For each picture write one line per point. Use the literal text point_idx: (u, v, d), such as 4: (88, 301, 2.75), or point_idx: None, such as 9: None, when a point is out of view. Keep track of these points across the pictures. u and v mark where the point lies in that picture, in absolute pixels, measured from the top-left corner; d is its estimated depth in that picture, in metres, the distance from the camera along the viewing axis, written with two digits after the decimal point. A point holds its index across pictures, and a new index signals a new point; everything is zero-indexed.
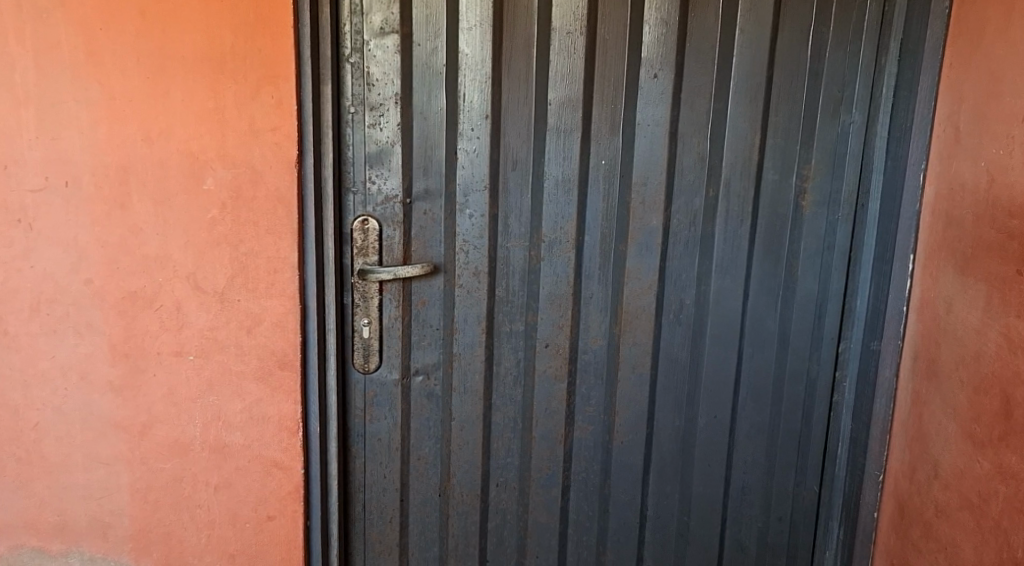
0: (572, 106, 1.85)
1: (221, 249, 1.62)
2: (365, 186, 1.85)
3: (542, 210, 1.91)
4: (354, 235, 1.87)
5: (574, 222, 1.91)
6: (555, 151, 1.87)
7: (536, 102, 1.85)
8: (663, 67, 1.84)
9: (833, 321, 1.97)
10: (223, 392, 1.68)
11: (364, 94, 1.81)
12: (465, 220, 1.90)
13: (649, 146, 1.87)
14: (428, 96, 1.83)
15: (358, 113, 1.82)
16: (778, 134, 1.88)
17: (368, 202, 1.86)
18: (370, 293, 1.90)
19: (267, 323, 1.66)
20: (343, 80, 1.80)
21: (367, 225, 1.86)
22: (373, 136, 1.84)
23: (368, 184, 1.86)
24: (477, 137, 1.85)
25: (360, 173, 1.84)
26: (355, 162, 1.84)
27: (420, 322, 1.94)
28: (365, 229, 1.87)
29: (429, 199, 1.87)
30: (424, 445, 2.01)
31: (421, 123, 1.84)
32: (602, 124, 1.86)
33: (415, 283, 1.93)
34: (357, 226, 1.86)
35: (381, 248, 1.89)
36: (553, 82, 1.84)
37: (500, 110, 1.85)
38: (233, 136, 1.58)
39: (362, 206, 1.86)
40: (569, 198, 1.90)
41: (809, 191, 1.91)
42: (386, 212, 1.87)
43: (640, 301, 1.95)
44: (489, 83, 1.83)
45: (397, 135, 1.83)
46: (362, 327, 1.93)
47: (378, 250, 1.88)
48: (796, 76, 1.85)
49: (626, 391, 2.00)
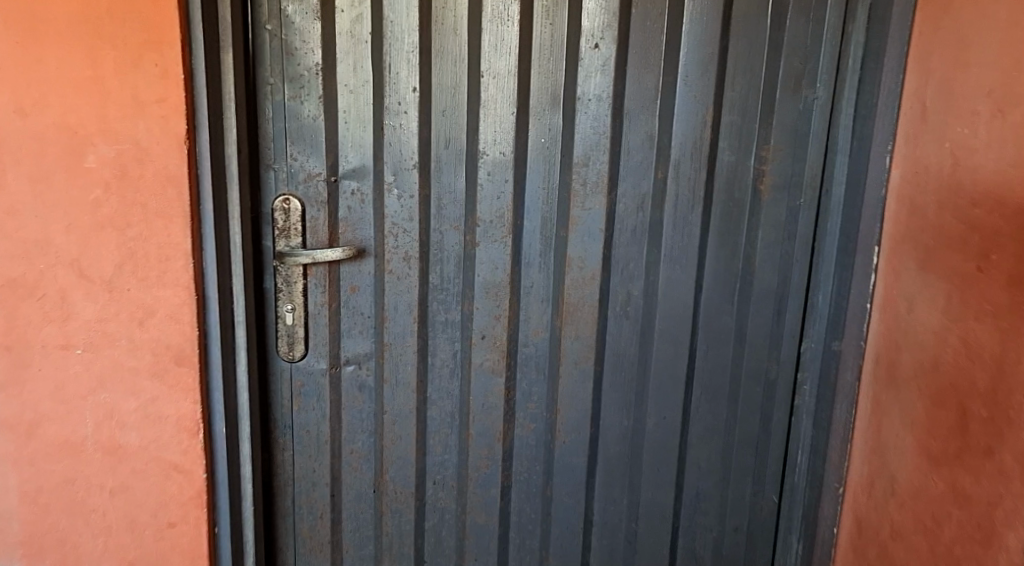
0: (507, 78, 1.71)
1: (107, 233, 1.46)
2: (287, 163, 1.77)
3: (476, 190, 1.78)
4: (275, 216, 1.79)
5: (511, 205, 1.78)
6: (489, 129, 1.74)
7: (468, 74, 1.72)
8: (605, 36, 1.67)
9: (794, 317, 1.80)
10: (115, 389, 1.53)
11: (284, 66, 1.72)
12: (394, 202, 1.80)
13: (591, 124, 1.72)
14: (354, 67, 1.72)
15: (280, 85, 1.73)
16: (733, 111, 1.70)
17: (291, 180, 1.78)
18: (294, 277, 1.83)
19: (161, 315, 1.51)
20: (263, 52, 1.71)
21: (288, 205, 1.78)
22: (297, 111, 1.74)
23: (293, 163, 1.77)
24: (405, 112, 1.75)
25: (282, 150, 1.76)
26: (278, 139, 1.76)
27: (351, 308, 1.87)
28: (290, 211, 1.79)
29: (357, 178, 1.79)
30: (358, 437, 1.93)
31: (346, 97, 1.74)
32: (542, 99, 1.72)
33: (344, 266, 1.85)
34: (278, 206, 1.78)
35: (306, 229, 1.81)
36: (486, 52, 1.71)
37: (428, 82, 1.73)
38: (115, 108, 1.42)
39: (286, 184, 1.78)
40: (505, 181, 1.77)
41: (768, 174, 1.73)
42: (312, 193, 1.79)
43: (583, 290, 1.81)
44: (417, 53, 1.71)
45: (322, 109, 1.74)
46: (282, 313, 1.84)
47: (303, 231, 1.81)
48: (754, 46, 1.67)
49: (568, 387, 1.87)
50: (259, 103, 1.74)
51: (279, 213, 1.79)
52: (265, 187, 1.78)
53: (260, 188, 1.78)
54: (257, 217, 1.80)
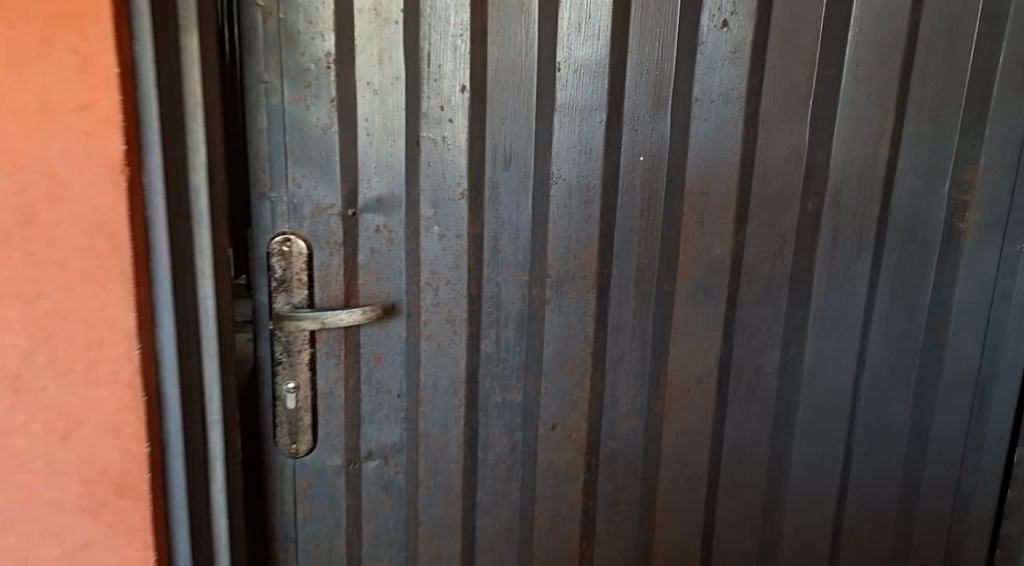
0: (593, 72, 1.23)
1: (7, 306, 0.99)
2: (289, 189, 1.29)
3: (547, 226, 1.29)
4: (272, 261, 1.32)
5: (594, 247, 1.29)
6: (565, 143, 1.26)
7: (539, 68, 1.24)
8: (737, 10, 1.19)
9: (999, 411, 1.34)
10: (28, 531, 1.05)
11: (283, 56, 1.24)
12: (433, 242, 1.32)
13: (711, 136, 1.23)
14: (379, 58, 1.25)
15: (277, 83, 1.25)
16: (923, 116, 1.22)
17: (295, 213, 1.30)
18: (299, 345, 1.34)
19: (92, 426, 1.04)
20: (254, 39, 1.24)
21: (290, 247, 1.30)
22: (302, 119, 1.27)
23: (296, 190, 1.29)
24: (449, 121, 1.27)
25: (281, 171, 1.29)
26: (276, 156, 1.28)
27: (375, 384, 1.38)
28: (294, 255, 1.31)
29: (384, 210, 1.31)
30: (384, 554, 1.43)
31: (370, 99, 1.26)
32: (641, 101, 1.23)
33: (367, 330, 1.36)
34: (276, 249, 1.31)
35: (316, 278, 1.33)
36: (563, 35, 1.22)
37: (483, 78, 1.25)
38: (14, 120, 0.95)
39: (287, 217, 1.30)
40: (586, 216, 1.28)
41: (971, 208, 1.25)
42: (322, 230, 1.31)
43: (694, 366, 1.31)
44: (468, 37, 1.23)
45: (337, 115, 1.27)
46: (281, 392, 1.36)
47: (311, 281, 1.33)
48: (962, 22, 1.19)
49: (669, 494, 1.38)
50: (249, 107, 1.26)
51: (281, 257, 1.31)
52: (259, 222, 1.30)
53: (252, 224, 1.31)
54: (248, 264, 1.33)
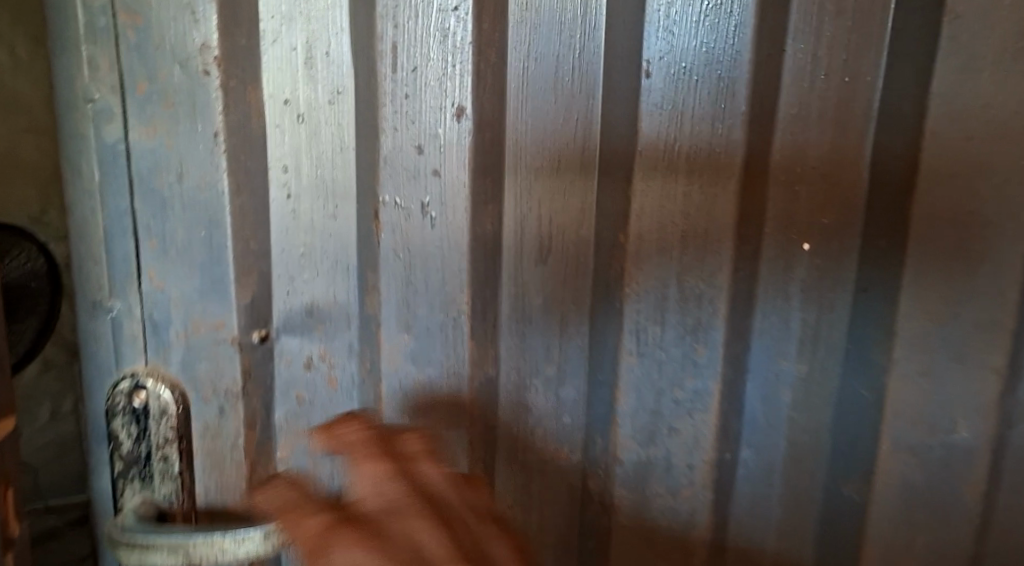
0: (725, 85, 0.65)
1: None
2: (146, 291, 0.70)
3: (618, 375, 0.71)
4: (120, 424, 0.71)
5: (712, 415, 0.71)
6: (657, 213, 0.68)
7: (608, 81, 0.66)
8: None
9: None
10: None
11: (122, 50, 0.66)
12: (409, 395, 0.72)
13: (950, 209, 0.66)
14: (303, 55, 0.67)
15: (114, 101, 0.67)
16: None
17: (155, 333, 0.70)
18: None
19: None
20: (70, 21, 0.66)
21: (145, 397, 0.71)
22: (158, 168, 0.68)
23: (154, 292, 0.70)
24: (434, 173, 0.67)
25: (127, 261, 0.69)
26: (120, 232, 0.69)
27: None
28: (158, 412, 0.71)
29: (317, 329, 0.71)
30: None
31: (289, 133, 0.68)
32: (807, 138, 0.66)
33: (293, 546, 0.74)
34: (121, 400, 0.71)
35: (199, 453, 0.72)
36: (655, 16, 0.65)
37: (504, 100, 0.66)
38: None
39: (143, 341, 0.71)
40: (693, 356, 0.70)
41: None
42: (205, 367, 0.71)
43: None
44: (470, 16, 0.64)
45: (225, 163, 0.67)
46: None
47: (187, 458, 0.72)
48: None
49: None
50: (70, 148, 0.69)
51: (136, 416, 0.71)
52: (94, 351, 0.72)
53: (87, 353, 0.73)
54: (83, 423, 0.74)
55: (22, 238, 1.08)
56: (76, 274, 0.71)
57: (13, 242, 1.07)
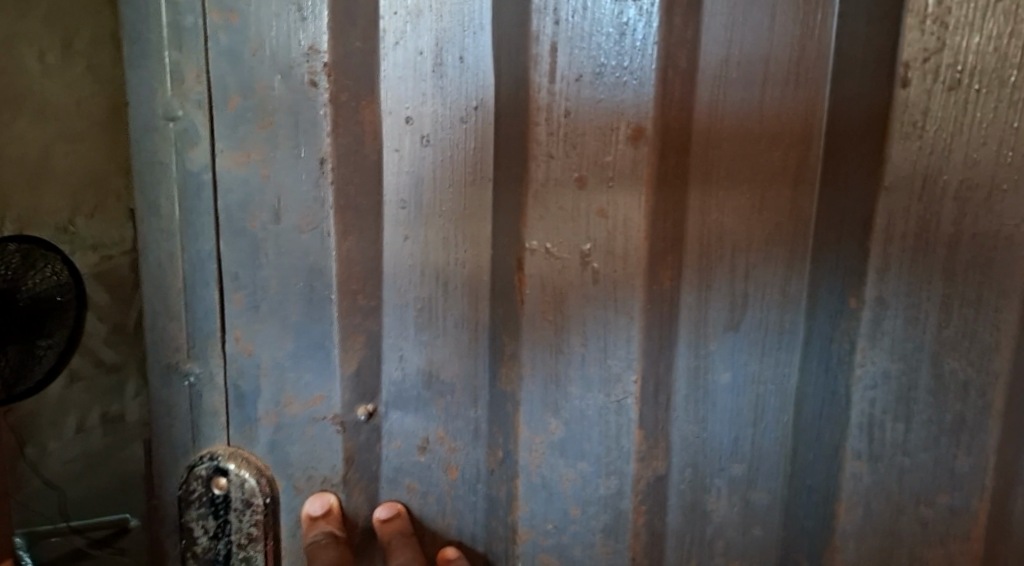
0: (957, 114, 0.52)
1: None
2: (230, 356, 0.58)
3: (838, 484, 0.57)
4: (191, 511, 0.59)
5: (973, 539, 0.57)
6: (902, 262, 0.54)
7: (833, 96, 0.55)
8: None
9: None
10: None
11: (208, 61, 0.55)
12: (554, 491, 0.57)
13: None
14: (431, 61, 0.55)
15: (200, 118, 0.55)
16: None
17: (239, 407, 0.59)
18: None
19: None
20: (150, 22, 0.55)
21: (227, 480, 0.58)
22: (251, 206, 0.56)
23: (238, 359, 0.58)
24: (596, 214, 0.54)
25: (211, 321, 0.58)
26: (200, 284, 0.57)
27: None
28: (238, 499, 0.59)
29: (436, 404, 0.59)
30: None
31: (414, 160, 0.56)
32: None
33: None
34: (197, 482, 0.59)
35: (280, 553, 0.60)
36: (912, 16, 0.51)
37: (691, 111, 0.54)
38: None
39: (226, 416, 0.59)
40: (950, 464, 0.56)
41: None
42: (299, 451, 0.59)
43: None
44: (654, 7, 0.51)
45: (333, 199, 0.56)
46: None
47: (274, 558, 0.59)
48: None
49: None
50: (144, 177, 0.57)
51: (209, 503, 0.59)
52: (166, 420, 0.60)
53: (158, 424, 0.60)
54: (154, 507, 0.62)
55: (46, 250, 1.09)
56: (148, 333, 0.59)
57: (36, 254, 1.08)
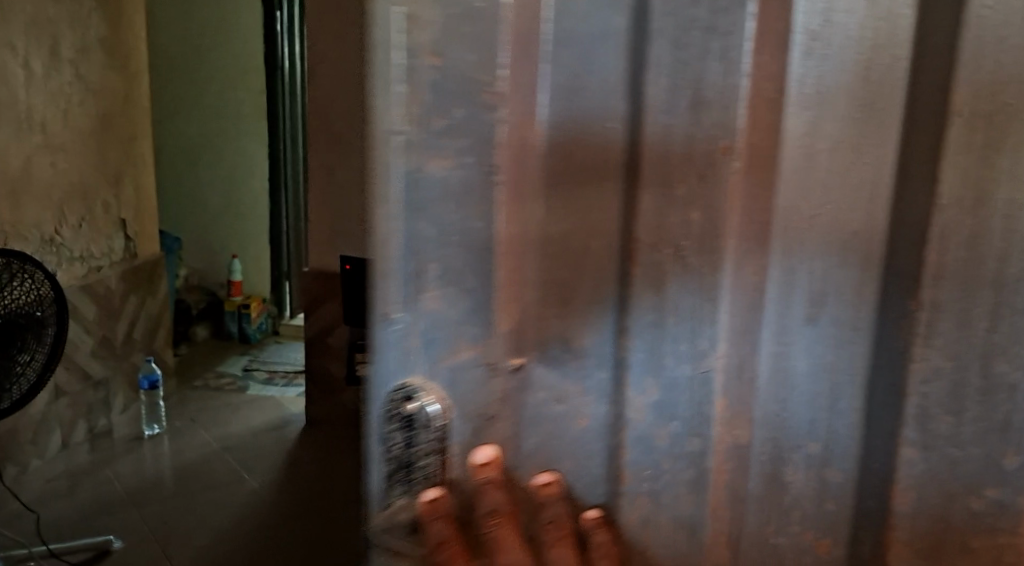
0: (1011, 145, 0.61)
1: None
2: (419, 310, 0.67)
3: (896, 468, 0.67)
4: (391, 435, 0.69)
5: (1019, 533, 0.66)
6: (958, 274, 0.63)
7: (904, 130, 0.62)
8: None
9: None
10: None
11: (421, 89, 0.63)
12: (649, 442, 0.69)
13: None
14: (570, 75, 0.64)
15: (401, 122, 0.64)
16: None
17: (427, 359, 0.67)
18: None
19: None
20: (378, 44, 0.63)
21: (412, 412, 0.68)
22: (442, 197, 0.65)
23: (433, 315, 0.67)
24: (696, 216, 0.65)
25: (409, 286, 0.66)
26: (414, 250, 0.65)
27: None
28: (425, 428, 0.68)
29: (572, 362, 0.68)
30: None
31: (554, 154, 0.65)
32: None
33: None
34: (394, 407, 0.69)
35: (458, 476, 0.68)
36: (964, 68, 0.61)
37: (778, 137, 0.63)
38: None
39: (416, 355, 0.68)
40: (997, 460, 0.65)
41: None
42: (468, 391, 0.68)
43: None
44: (750, 43, 0.62)
45: (502, 191, 0.65)
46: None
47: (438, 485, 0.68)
48: None
49: None
50: None
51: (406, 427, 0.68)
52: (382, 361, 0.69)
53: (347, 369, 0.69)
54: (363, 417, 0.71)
55: None
56: None
57: None
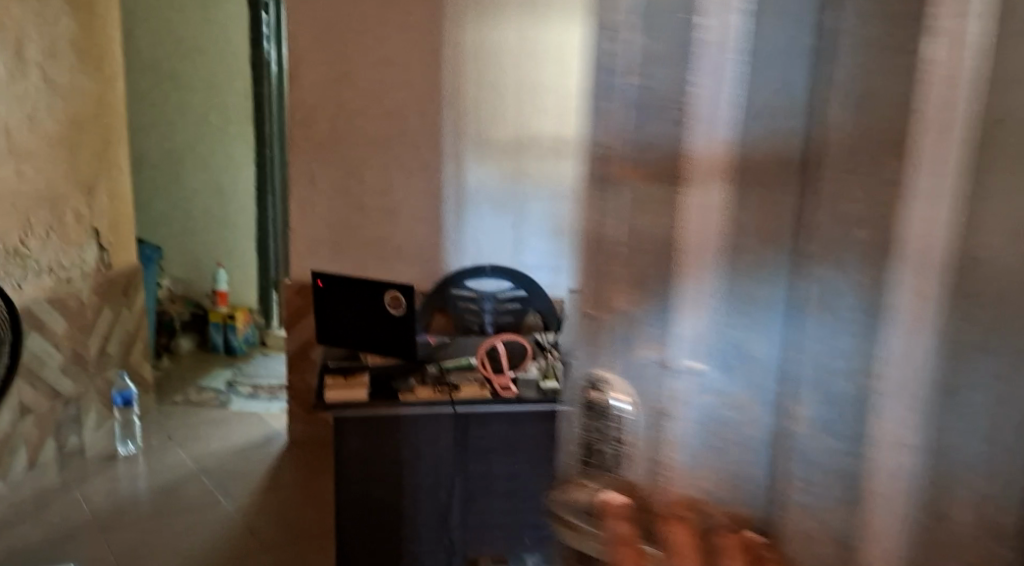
0: None
1: None
2: (621, 268, 0.91)
3: None
4: (581, 415, 1.01)
5: None
6: None
7: None
8: None
9: None
10: None
11: (616, 83, 0.87)
12: (824, 397, 0.85)
13: None
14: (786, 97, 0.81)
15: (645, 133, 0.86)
16: None
17: (604, 348, 0.95)
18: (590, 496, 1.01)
19: None
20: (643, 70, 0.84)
21: None
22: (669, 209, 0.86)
23: (616, 305, 0.92)
24: (885, 213, 0.79)
25: (593, 287, 0.94)
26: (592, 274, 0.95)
27: None
28: (605, 411, 0.96)
29: (739, 369, 0.88)
30: None
31: (775, 160, 0.82)
32: None
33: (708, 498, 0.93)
34: None
35: (629, 443, 0.95)
36: None
37: (951, 152, 0.77)
38: None
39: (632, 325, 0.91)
40: None
41: None
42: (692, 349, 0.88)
43: None
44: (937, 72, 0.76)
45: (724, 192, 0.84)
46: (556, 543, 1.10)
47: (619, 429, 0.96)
48: None
49: None
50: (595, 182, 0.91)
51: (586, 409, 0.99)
52: (579, 361, 1.02)
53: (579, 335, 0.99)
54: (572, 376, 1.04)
55: None
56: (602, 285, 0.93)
57: None
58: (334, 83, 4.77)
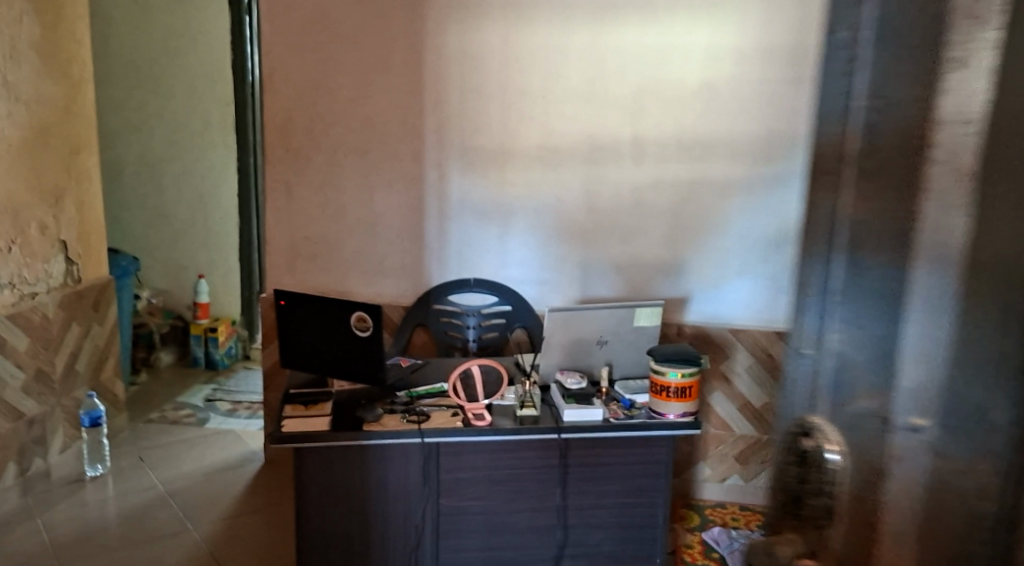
0: None
1: None
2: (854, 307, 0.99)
3: None
4: (787, 443, 1.11)
5: None
6: None
7: None
8: None
9: None
10: None
11: (859, 135, 0.97)
12: None
13: None
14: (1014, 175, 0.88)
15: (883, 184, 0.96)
16: None
17: (828, 379, 1.04)
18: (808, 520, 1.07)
19: None
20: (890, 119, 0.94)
21: None
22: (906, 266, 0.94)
23: (841, 356, 1.01)
24: None
25: (821, 325, 1.02)
26: (819, 325, 1.02)
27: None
28: (823, 462, 1.05)
29: (963, 416, 0.93)
30: None
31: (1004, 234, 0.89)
32: None
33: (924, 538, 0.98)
34: None
35: (841, 495, 1.04)
36: None
37: None
38: None
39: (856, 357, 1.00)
40: None
41: None
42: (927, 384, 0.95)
43: None
44: None
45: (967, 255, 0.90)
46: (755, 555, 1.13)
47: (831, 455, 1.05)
48: None
49: None
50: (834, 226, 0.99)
51: (803, 460, 1.08)
52: (788, 404, 1.10)
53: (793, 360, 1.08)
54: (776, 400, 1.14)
55: None
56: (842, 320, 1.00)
57: None
58: (312, 90, 4.57)
